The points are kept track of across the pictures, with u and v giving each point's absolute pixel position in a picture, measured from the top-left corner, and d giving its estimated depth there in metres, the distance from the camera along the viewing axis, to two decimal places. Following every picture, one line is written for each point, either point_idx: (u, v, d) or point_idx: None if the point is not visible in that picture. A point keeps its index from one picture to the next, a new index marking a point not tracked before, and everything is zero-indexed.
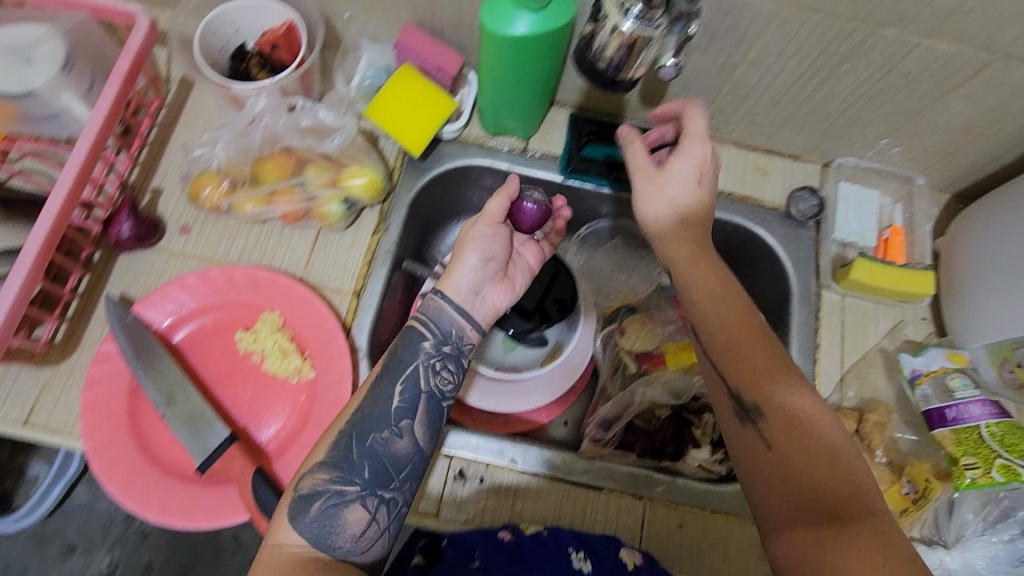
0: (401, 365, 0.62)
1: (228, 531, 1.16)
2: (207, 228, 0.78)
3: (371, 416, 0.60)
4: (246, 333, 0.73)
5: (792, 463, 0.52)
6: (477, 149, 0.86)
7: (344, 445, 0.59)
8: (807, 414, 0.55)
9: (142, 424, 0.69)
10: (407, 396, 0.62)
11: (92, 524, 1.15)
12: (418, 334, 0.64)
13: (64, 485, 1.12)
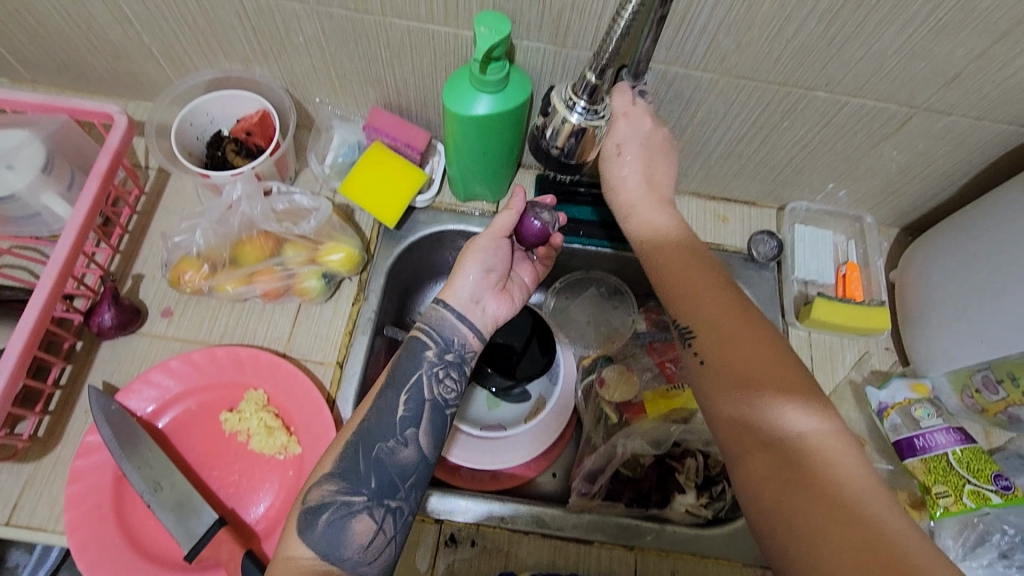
0: (406, 374, 0.64)
1: None
2: (189, 310, 0.79)
3: (378, 427, 0.62)
4: (231, 413, 0.73)
5: (786, 447, 0.51)
6: (450, 215, 0.90)
7: (351, 455, 0.60)
8: (811, 416, 0.53)
9: (127, 515, 0.68)
10: (411, 405, 0.63)
11: None
12: (421, 343, 0.66)
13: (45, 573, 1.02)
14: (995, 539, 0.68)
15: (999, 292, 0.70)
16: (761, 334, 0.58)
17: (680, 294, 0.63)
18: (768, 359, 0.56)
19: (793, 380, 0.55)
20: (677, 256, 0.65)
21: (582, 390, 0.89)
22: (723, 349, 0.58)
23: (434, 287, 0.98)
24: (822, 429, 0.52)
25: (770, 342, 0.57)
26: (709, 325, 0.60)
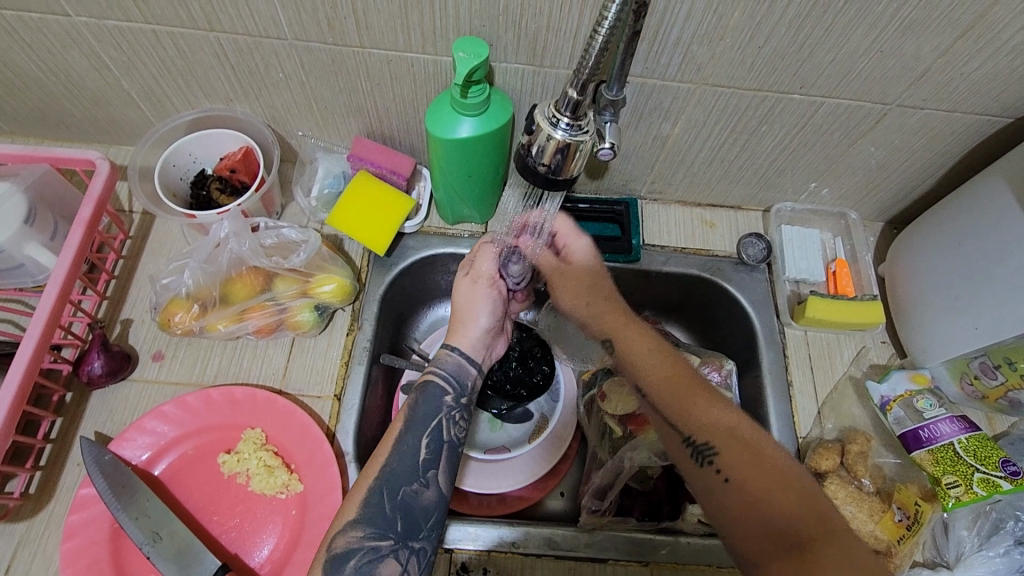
0: (426, 418, 0.66)
1: None
2: (181, 351, 0.78)
3: (400, 470, 0.62)
4: (229, 455, 0.71)
5: (749, 488, 0.62)
6: (439, 239, 0.90)
7: (376, 499, 0.60)
8: (765, 452, 0.65)
9: (127, 568, 0.66)
10: (431, 446, 0.65)
11: None
12: (440, 388, 0.69)
13: None
14: (1009, 526, 0.69)
15: (988, 278, 0.71)
16: (728, 412, 0.68)
17: (665, 387, 0.71)
18: (780, 479, 0.63)
19: (746, 432, 0.67)
20: (666, 367, 0.73)
21: (583, 405, 0.88)
22: (744, 461, 0.64)
23: (429, 311, 0.99)
24: (772, 462, 0.64)
25: (710, 402, 0.70)
26: (728, 442, 0.66)
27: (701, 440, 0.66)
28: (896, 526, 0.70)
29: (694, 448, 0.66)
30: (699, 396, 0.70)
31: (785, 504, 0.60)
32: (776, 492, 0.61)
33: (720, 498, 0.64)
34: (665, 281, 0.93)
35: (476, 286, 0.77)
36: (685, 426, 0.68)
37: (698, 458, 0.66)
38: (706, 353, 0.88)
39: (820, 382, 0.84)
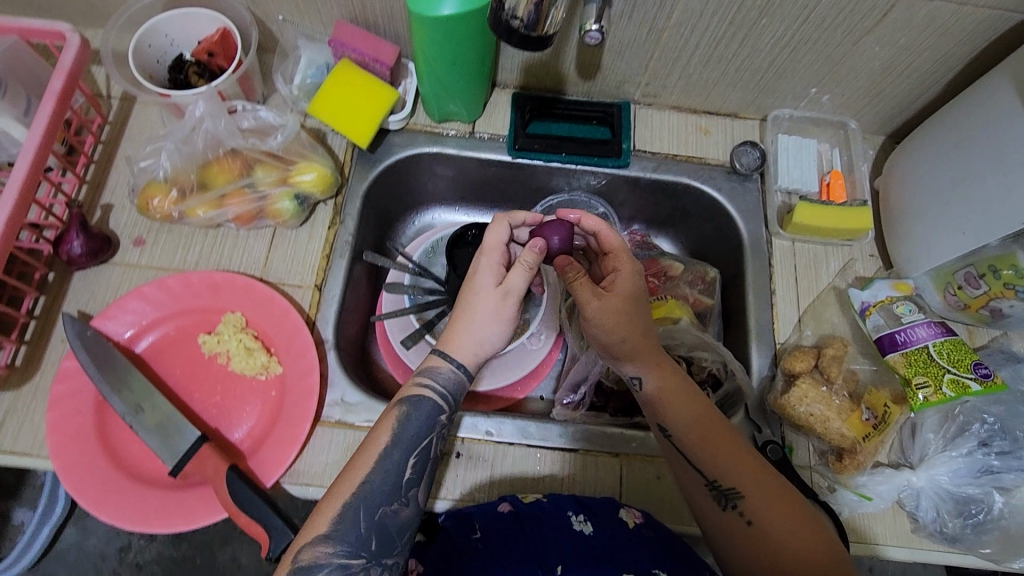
0: (416, 438, 0.62)
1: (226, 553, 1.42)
2: (162, 237, 0.78)
3: (380, 489, 0.59)
4: (209, 336, 0.73)
5: (772, 541, 0.60)
6: (426, 136, 0.88)
7: (351, 517, 0.58)
8: (791, 500, 0.62)
9: (112, 437, 0.68)
10: (417, 464, 0.62)
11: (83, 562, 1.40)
12: (436, 407, 0.64)
13: (49, 530, 1.35)
14: (975, 428, 0.69)
15: (983, 184, 0.69)
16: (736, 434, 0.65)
17: (683, 410, 0.66)
18: (790, 505, 0.61)
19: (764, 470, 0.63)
20: (692, 406, 0.66)
21: (566, 309, 0.88)
22: (770, 512, 0.61)
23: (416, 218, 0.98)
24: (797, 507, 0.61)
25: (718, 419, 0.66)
26: (752, 485, 0.62)
27: (727, 485, 0.63)
28: (863, 424, 0.71)
29: (719, 493, 0.63)
30: (725, 434, 0.65)
31: (785, 522, 0.60)
32: (789, 510, 0.61)
33: (739, 546, 0.62)
34: (655, 189, 0.91)
35: (505, 301, 0.65)
36: (709, 468, 0.64)
37: (722, 503, 0.63)
38: (691, 262, 0.88)
39: (803, 291, 0.83)
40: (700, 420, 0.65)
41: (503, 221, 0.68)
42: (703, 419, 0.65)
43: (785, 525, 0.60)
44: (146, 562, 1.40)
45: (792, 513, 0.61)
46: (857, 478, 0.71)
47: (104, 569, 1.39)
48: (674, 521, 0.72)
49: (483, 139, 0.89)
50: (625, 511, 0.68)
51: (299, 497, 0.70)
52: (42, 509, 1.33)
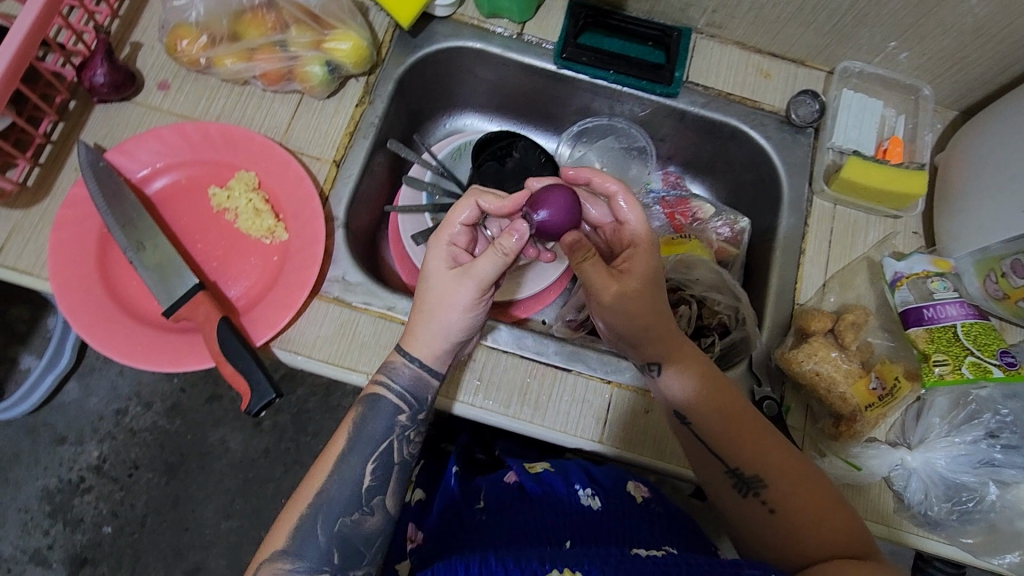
0: (375, 439, 0.62)
1: (216, 437, 1.47)
2: (187, 85, 0.76)
3: (339, 498, 0.60)
4: (220, 190, 0.71)
5: (798, 526, 0.59)
6: (472, 30, 0.84)
7: (308, 530, 0.58)
8: (813, 484, 0.60)
9: (110, 271, 0.68)
10: (378, 470, 0.62)
11: (81, 419, 1.46)
12: (394, 407, 0.63)
13: (52, 378, 1.40)
14: (984, 418, 0.67)
15: None
16: (758, 421, 0.63)
17: (704, 397, 0.63)
18: (813, 487, 0.60)
19: (784, 454, 0.61)
20: (714, 394, 0.63)
21: None
22: (794, 498, 0.59)
23: (448, 120, 0.96)
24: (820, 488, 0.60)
25: (740, 405, 0.63)
26: (775, 471, 0.60)
27: (748, 472, 0.61)
28: (869, 393, 0.68)
29: (740, 480, 0.62)
30: (746, 420, 0.63)
31: (809, 506, 0.59)
32: (815, 495, 0.59)
33: (757, 531, 0.61)
34: (700, 126, 0.87)
35: (461, 284, 0.61)
36: (729, 456, 0.62)
37: (743, 490, 0.61)
38: (724, 207, 0.83)
39: (835, 257, 0.79)
40: (723, 409, 0.63)
41: (469, 198, 0.63)
42: (725, 405, 0.63)
43: (807, 511, 0.59)
44: (140, 429, 1.46)
45: (816, 498, 0.59)
46: (851, 446, 0.68)
47: (101, 427, 1.46)
48: (653, 454, 0.71)
49: (530, 43, 0.84)
50: (632, 486, 0.79)
51: (286, 364, 0.69)
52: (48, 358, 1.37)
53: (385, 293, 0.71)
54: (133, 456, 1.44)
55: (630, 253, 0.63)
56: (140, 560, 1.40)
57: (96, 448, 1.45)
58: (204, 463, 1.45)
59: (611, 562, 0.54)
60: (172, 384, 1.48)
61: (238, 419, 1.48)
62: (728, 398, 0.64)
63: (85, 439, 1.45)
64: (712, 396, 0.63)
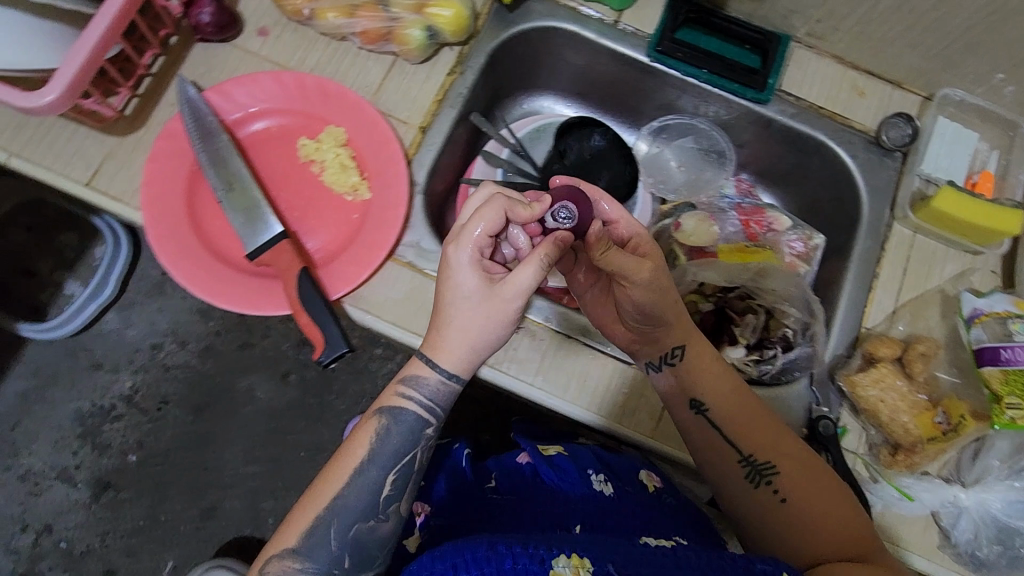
0: (397, 453, 0.61)
1: (244, 384, 1.49)
2: (286, 34, 0.76)
3: (353, 506, 0.60)
4: (310, 141, 0.72)
5: (811, 515, 0.60)
6: (569, 12, 0.83)
7: (321, 534, 0.59)
8: (821, 475, 0.62)
9: (197, 207, 0.69)
10: (397, 482, 0.61)
11: (117, 348, 1.50)
12: (423, 422, 0.62)
13: (96, 306, 1.44)
14: None
15: None
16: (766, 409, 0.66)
17: (711, 383, 0.66)
18: (821, 477, 0.62)
19: (791, 443, 0.64)
20: (725, 381, 0.66)
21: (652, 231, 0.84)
22: (804, 488, 0.61)
23: (527, 100, 0.96)
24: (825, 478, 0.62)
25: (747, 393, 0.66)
26: (786, 460, 0.63)
27: (760, 460, 0.63)
28: (933, 426, 0.69)
29: (752, 469, 0.63)
30: (755, 407, 0.65)
31: (818, 494, 0.61)
32: (826, 489, 0.62)
33: (765, 524, 0.62)
34: (784, 137, 0.85)
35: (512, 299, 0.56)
36: (740, 443, 0.64)
37: (755, 480, 0.63)
38: (800, 221, 0.82)
39: (908, 286, 0.78)
40: (735, 396, 0.66)
41: (497, 204, 0.57)
42: (732, 393, 0.66)
43: (816, 500, 0.61)
44: (173, 366, 1.50)
45: (825, 488, 0.62)
46: (904, 477, 0.69)
47: (136, 360, 1.50)
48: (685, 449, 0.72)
49: (625, 32, 0.83)
50: (644, 475, 0.80)
51: (355, 321, 0.70)
52: (94, 284, 1.42)
53: None
54: (164, 391, 1.48)
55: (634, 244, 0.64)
56: (162, 491, 1.46)
57: (130, 378, 1.49)
58: (230, 407, 1.48)
59: (619, 550, 0.50)
60: (207, 326, 1.51)
61: (268, 367, 1.50)
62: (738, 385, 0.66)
63: (120, 368, 1.49)
64: (722, 383, 0.66)
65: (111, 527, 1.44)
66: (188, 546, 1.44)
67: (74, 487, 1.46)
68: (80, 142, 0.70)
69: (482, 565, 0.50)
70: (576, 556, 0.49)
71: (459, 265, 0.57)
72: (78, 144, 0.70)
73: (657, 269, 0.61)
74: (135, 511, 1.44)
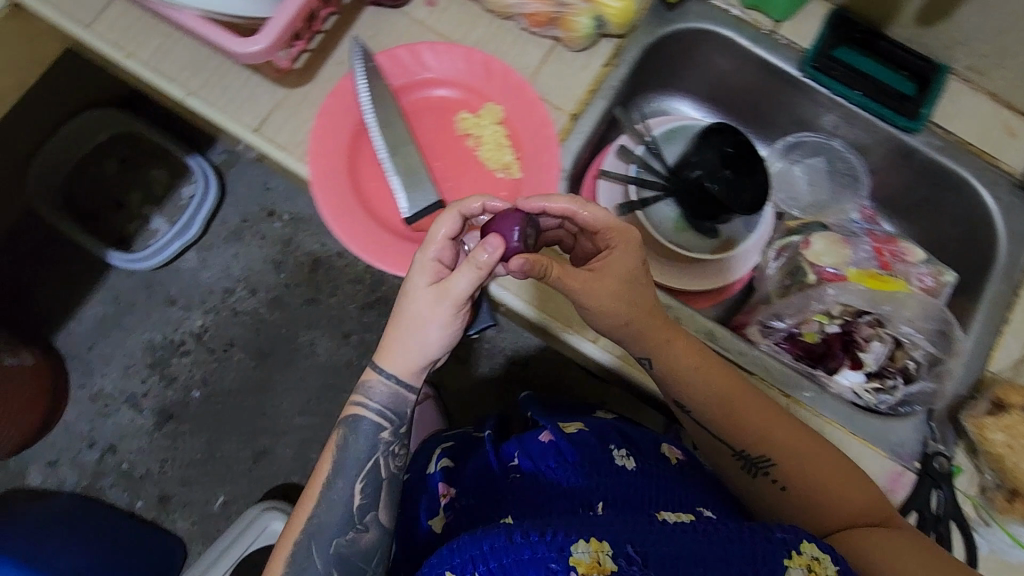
0: (359, 459, 0.68)
1: (306, 338, 1.53)
2: (453, 8, 0.77)
3: (331, 522, 0.67)
4: (470, 115, 0.73)
5: (813, 492, 0.67)
6: (726, 17, 0.83)
7: (304, 550, 0.66)
8: (815, 453, 0.68)
9: (358, 167, 0.72)
10: (367, 489, 0.68)
11: (191, 288, 1.53)
12: (374, 426, 0.68)
13: (180, 245, 1.49)
14: None
15: None
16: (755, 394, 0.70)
17: (696, 385, 0.70)
18: (820, 454, 0.68)
19: (782, 428, 0.69)
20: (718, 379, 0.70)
21: (778, 249, 0.87)
22: (802, 473, 0.68)
23: (660, 99, 0.95)
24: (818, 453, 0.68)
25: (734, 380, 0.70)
26: (780, 450, 0.68)
27: (756, 455, 0.69)
28: None
29: (749, 463, 0.70)
30: (747, 396, 0.70)
31: (813, 474, 0.67)
32: (824, 465, 0.67)
33: (778, 506, 0.70)
34: (923, 169, 0.84)
35: (438, 307, 0.62)
36: (734, 439, 0.70)
37: (754, 470, 0.70)
38: (934, 258, 0.81)
39: None
40: (723, 394, 0.70)
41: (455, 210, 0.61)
42: (718, 391, 0.70)
43: (813, 481, 0.67)
44: (242, 311, 1.53)
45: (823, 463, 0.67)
46: (1018, 524, 0.68)
47: (209, 300, 1.53)
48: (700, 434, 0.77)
49: (780, 43, 0.83)
50: (667, 448, 0.77)
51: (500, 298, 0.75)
52: (181, 224, 1.48)
53: None
54: (230, 334, 1.52)
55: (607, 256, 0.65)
56: (220, 430, 1.49)
57: (201, 317, 1.53)
58: (291, 359, 1.52)
59: (637, 530, 0.52)
60: (277, 277, 1.54)
61: (332, 325, 1.53)
62: (724, 379, 0.70)
63: (192, 307, 1.53)
64: (715, 379, 0.70)
65: (169, 456, 1.47)
66: (238, 486, 1.46)
67: (140, 413, 1.49)
68: (253, 89, 0.73)
69: (501, 555, 0.52)
70: (594, 540, 0.50)
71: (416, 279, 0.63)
72: (250, 91, 0.73)
73: (615, 285, 0.64)
74: (194, 445, 1.48)
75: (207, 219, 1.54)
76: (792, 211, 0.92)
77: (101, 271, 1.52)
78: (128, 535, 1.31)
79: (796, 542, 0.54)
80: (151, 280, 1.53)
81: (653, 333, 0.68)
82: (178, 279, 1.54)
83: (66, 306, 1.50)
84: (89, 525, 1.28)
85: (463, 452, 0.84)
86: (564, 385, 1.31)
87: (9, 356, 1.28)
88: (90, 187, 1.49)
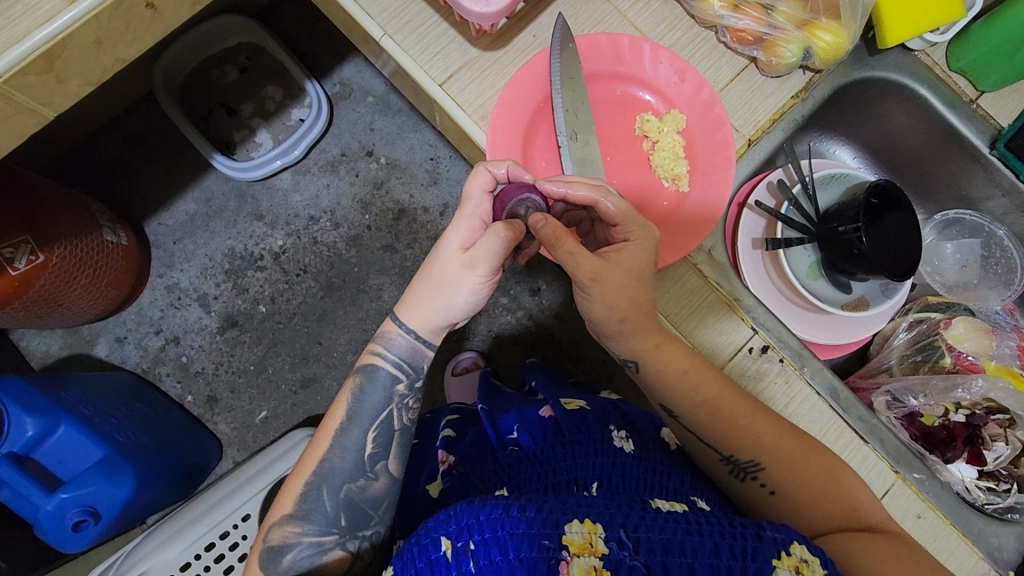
0: (372, 412, 0.68)
1: (376, 282, 1.40)
2: (655, 5, 0.75)
3: (343, 468, 0.66)
4: (654, 119, 0.74)
5: (802, 500, 0.65)
6: (928, 74, 0.80)
7: (314, 497, 0.66)
8: (797, 458, 0.66)
9: (533, 144, 0.73)
10: (380, 436, 0.68)
11: (280, 207, 1.42)
12: (391, 377, 0.68)
13: (282, 162, 1.37)
14: None
15: None
16: (745, 398, 0.69)
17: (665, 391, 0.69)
18: (808, 456, 0.66)
19: (772, 434, 0.67)
20: (692, 385, 0.68)
21: (908, 325, 0.86)
22: (788, 478, 0.65)
23: (821, 140, 0.92)
24: (794, 456, 0.66)
25: (705, 371, 0.68)
26: (771, 457, 0.66)
27: (746, 460, 0.67)
28: None
29: (738, 468, 0.68)
30: (738, 404, 0.68)
31: (796, 478, 0.65)
32: (802, 462, 0.66)
33: (764, 509, 0.67)
34: None
35: (462, 271, 0.62)
36: (723, 447, 0.67)
37: (742, 476, 0.67)
38: None
39: None
40: (709, 407, 0.67)
41: (483, 167, 0.64)
42: (704, 395, 0.68)
43: (803, 489, 0.65)
44: (323, 241, 1.41)
45: (812, 467, 0.66)
46: None
47: (293, 224, 1.41)
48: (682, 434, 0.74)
49: (977, 113, 0.80)
50: (666, 431, 0.76)
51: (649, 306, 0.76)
52: (286, 145, 1.35)
53: (739, 284, 0.76)
54: (306, 261, 1.41)
55: (622, 244, 0.65)
56: (276, 347, 1.39)
57: (281, 238, 1.41)
58: (357, 300, 1.40)
59: (630, 516, 0.53)
60: (362, 217, 1.42)
61: (406, 276, 1.42)
62: (703, 382, 0.68)
63: (276, 227, 1.41)
64: (693, 379, 0.68)
65: (225, 360, 1.38)
66: (281, 405, 1.37)
67: (207, 313, 1.39)
68: (447, 43, 0.73)
69: (496, 527, 0.52)
70: (588, 522, 0.52)
71: (445, 242, 0.64)
72: (444, 45, 0.73)
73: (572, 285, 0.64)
74: (249, 355, 1.38)
75: (314, 143, 1.41)
76: (934, 285, 0.92)
77: (200, 168, 1.41)
78: (175, 434, 1.23)
79: (787, 543, 0.53)
80: (243, 191, 1.41)
81: (623, 329, 0.68)
82: (269, 198, 1.42)
83: (160, 190, 1.39)
84: (139, 408, 1.21)
85: (468, 424, 0.84)
86: (577, 365, 1.32)
87: (107, 231, 1.19)
88: (202, 88, 1.37)
